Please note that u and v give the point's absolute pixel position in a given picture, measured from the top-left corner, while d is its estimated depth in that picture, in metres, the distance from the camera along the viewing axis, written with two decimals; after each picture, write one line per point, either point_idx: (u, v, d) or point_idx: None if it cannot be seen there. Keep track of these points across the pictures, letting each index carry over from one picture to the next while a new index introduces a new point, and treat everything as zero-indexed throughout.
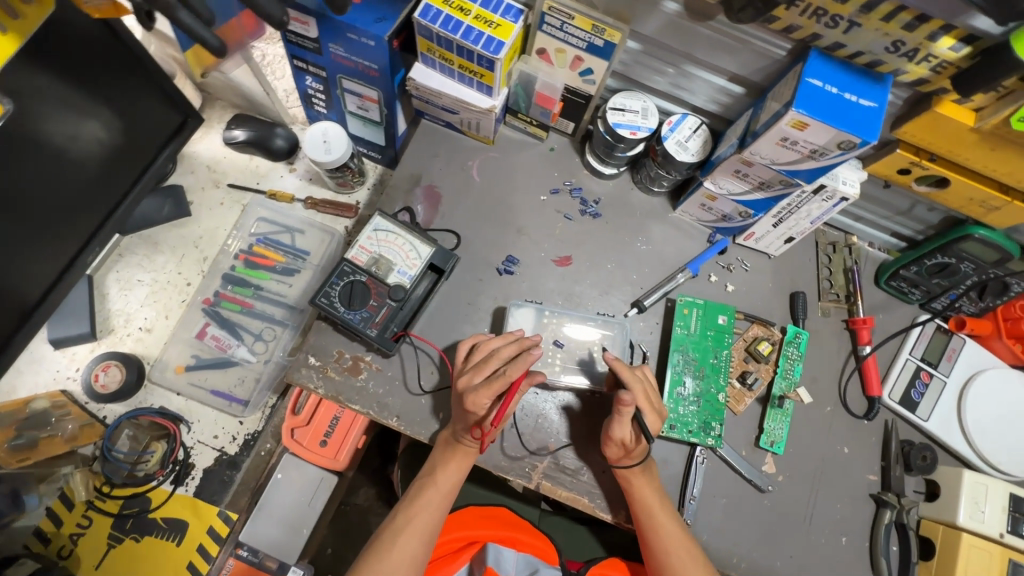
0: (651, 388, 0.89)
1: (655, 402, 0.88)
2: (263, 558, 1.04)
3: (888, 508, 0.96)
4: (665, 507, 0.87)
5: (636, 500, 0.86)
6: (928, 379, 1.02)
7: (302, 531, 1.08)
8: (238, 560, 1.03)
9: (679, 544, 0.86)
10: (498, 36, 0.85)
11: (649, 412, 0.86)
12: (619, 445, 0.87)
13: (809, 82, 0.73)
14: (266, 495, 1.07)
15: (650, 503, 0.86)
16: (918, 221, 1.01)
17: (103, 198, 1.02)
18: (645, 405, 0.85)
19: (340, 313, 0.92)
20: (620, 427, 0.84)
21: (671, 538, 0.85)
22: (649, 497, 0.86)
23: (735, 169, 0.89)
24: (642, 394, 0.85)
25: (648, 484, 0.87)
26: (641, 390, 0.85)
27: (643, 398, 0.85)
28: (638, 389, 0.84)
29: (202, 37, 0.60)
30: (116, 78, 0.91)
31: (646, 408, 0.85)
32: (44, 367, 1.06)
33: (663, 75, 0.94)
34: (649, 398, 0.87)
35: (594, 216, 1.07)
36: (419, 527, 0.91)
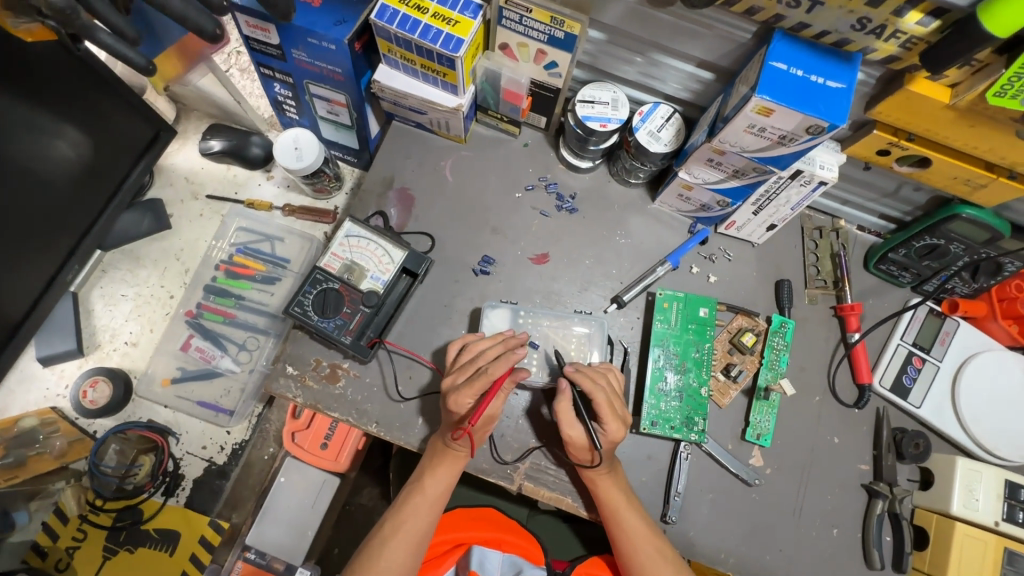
0: (616, 395, 0.87)
1: (619, 411, 0.86)
2: (269, 560, 1.07)
3: (880, 499, 0.94)
4: (633, 502, 0.87)
5: (605, 498, 0.85)
6: (920, 364, 1.00)
7: (308, 532, 1.11)
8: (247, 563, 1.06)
9: (651, 540, 0.85)
10: (456, 33, 0.83)
11: (608, 420, 0.83)
12: (579, 448, 0.86)
13: (773, 66, 0.70)
14: (271, 498, 1.10)
15: (619, 500, 0.85)
16: (905, 202, 0.97)
17: (77, 217, 1.02)
18: (606, 414, 0.83)
19: (314, 321, 0.92)
20: (570, 427, 0.85)
21: (641, 537, 0.85)
22: (616, 497, 0.85)
23: (708, 158, 0.87)
24: (600, 402, 0.83)
25: (616, 482, 0.86)
26: (602, 400, 0.83)
27: (602, 406, 0.83)
28: (599, 399, 0.83)
29: (126, 55, 0.66)
30: (79, 96, 0.91)
31: (605, 416, 0.83)
32: (35, 385, 1.07)
33: (631, 64, 0.91)
34: (612, 407, 0.85)
35: (570, 211, 1.06)
36: (407, 534, 0.89)
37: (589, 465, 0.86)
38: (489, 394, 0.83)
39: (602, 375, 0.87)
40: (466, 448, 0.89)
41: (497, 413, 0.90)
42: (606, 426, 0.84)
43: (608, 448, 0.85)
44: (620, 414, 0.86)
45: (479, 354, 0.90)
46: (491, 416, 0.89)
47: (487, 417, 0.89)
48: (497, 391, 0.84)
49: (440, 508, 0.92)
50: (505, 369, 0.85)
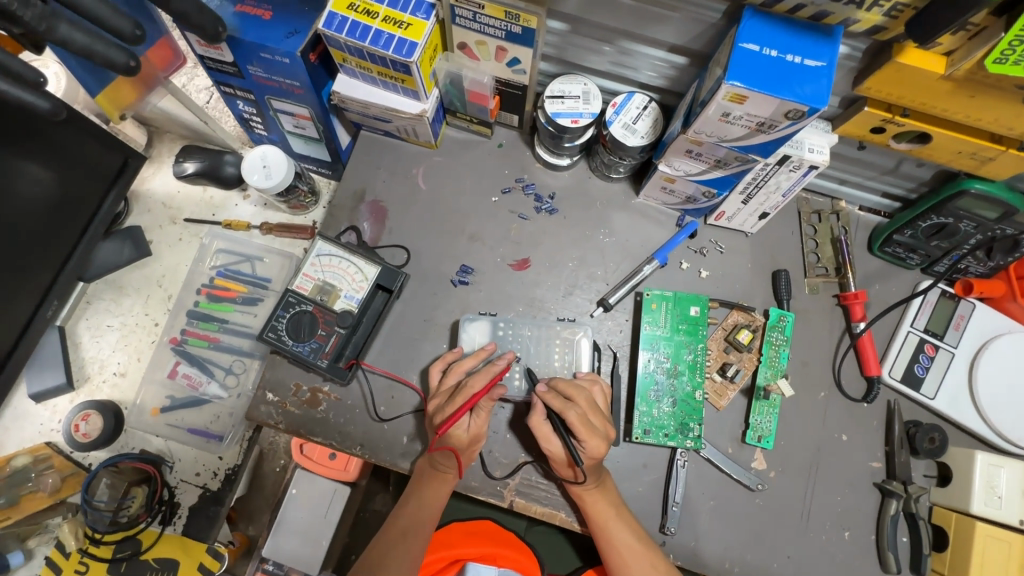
0: (595, 410, 0.83)
1: (599, 427, 0.82)
2: (287, 569, 1.21)
3: (894, 498, 0.88)
4: (623, 514, 0.83)
5: (592, 511, 0.82)
6: (933, 352, 0.93)
7: (321, 542, 1.21)
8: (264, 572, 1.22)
9: (643, 553, 0.81)
10: (409, 37, 0.79)
11: (586, 438, 0.80)
12: (563, 463, 0.83)
13: (744, 48, 0.64)
14: (284, 511, 1.22)
15: (608, 512, 0.82)
16: (910, 178, 0.89)
17: (52, 253, 1.01)
18: (581, 431, 0.79)
19: (289, 346, 0.90)
20: (548, 442, 0.83)
21: (631, 552, 0.81)
22: (605, 510, 0.82)
23: (686, 149, 0.81)
24: (572, 421, 0.79)
25: (603, 495, 0.83)
26: (575, 418, 0.79)
27: (575, 424, 0.79)
28: (571, 417, 0.79)
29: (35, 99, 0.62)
30: (35, 132, 0.89)
31: (581, 433, 0.80)
32: (29, 421, 1.08)
33: (600, 54, 0.86)
34: (589, 423, 0.81)
35: (550, 212, 1.01)
36: (394, 559, 0.86)
37: (574, 481, 0.83)
38: (462, 408, 0.81)
39: (579, 392, 0.84)
40: (453, 467, 0.86)
41: (484, 432, 0.87)
42: (585, 443, 0.80)
43: (590, 463, 0.82)
44: (601, 429, 0.82)
45: (464, 374, 0.87)
46: (475, 435, 0.86)
47: (470, 437, 0.86)
48: (470, 408, 0.81)
49: (431, 528, 0.90)
50: (483, 386, 0.84)
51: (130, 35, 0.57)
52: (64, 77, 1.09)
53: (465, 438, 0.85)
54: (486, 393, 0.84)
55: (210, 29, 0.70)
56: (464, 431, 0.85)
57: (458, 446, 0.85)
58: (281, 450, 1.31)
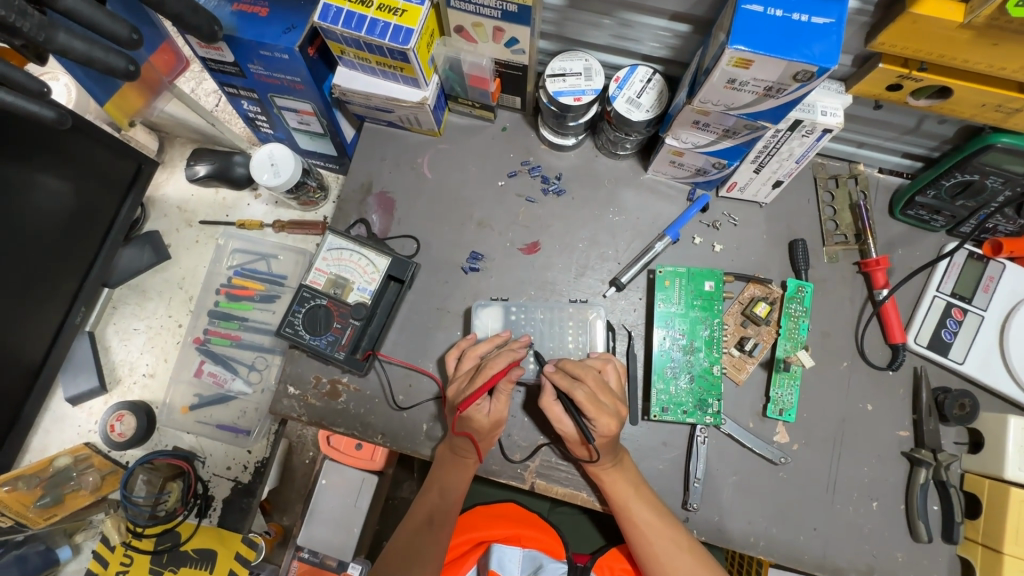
0: (604, 389, 0.82)
1: (608, 404, 0.82)
2: (322, 558, 1.24)
3: (924, 467, 0.86)
4: (643, 492, 0.83)
5: (612, 490, 0.83)
6: (961, 316, 0.90)
7: (353, 530, 1.24)
8: (301, 561, 1.25)
9: (665, 530, 0.82)
10: (405, 24, 0.78)
11: (596, 416, 0.79)
12: (579, 445, 0.84)
13: (747, 10, 0.62)
14: (316, 500, 1.26)
15: (626, 490, 0.82)
16: (931, 136, 0.86)
17: (75, 262, 1.04)
18: (591, 409, 0.79)
19: (306, 340, 0.91)
20: (560, 423, 0.84)
21: (651, 528, 0.81)
22: (623, 488, 0.82)
23: (693, 121, 0.79)
24: (580, 400, 0.79)
25: (621, 474, 0.83)
26: (583, 397, 0.79)
27: (583, 403, 0.79)
28: (579, 397, 0.79)
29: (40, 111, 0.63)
30: (47, 143, 0.91)
31: (590, 412, 0.79)
32: (68, 424, 1.13)
33: (600, 28, 0.84)
34: (598, 401, 0.81)
35: (558, 194, 1.00)
36: (422, 546, 0.88)
37: (589, 461, 0.83)
38: (478, 390, 0.82)
39: (589, 371, 0.83)
40: (472, 453, 0.87)
41: (504, 416, 0.87)
42: (595, 422, 0.80)
43: (603, 443, 0.81)
44: (611, 407, 0.82)
45: (479, 359, 0.88)
46: (497, 420, 0.87)
47: (492, 422, 0.86)
48: (487, 388, 0.82)
49: (455, 511, 0.91)
50: (501, 368, 0.84)
51: (127, 39, 0.57)
52: (74, 88, 1.12)
53: (486, 423, 0.86)
54: (504, 374, 0.84)
55: (205, 29, 0.70)
56: (484, 416, 0.86)
57: (479, 433, 0.86)
58: (309, 442, 1.35)
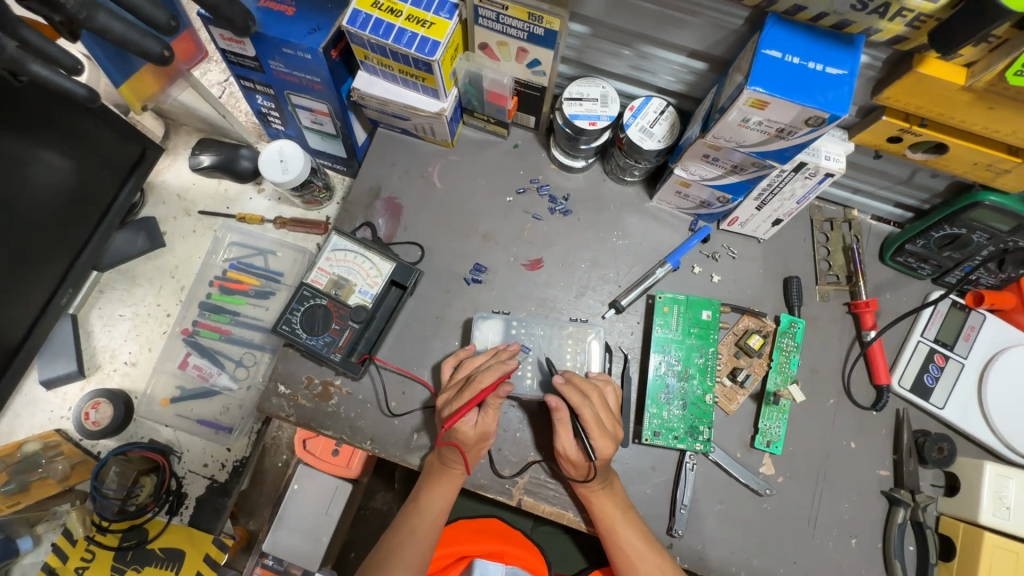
0: (607, 411, 0.84)
1: (609, 426, 0.83)
2: (286, 566, 1.19)
3: (902, 507, 0.88)
4: (631, 516, 0.83)
5: (601, 509, 0.82)
6: (943, 362, 0.93)
7: (322, 539, 1.21)
8: (265, 569, 1.18)
9: (651, 553, 0.82)
10: (432, 36, 0.80)
11: (597, 437, 0.81)
12: (573, 464, 0.83)
13: (766, 54, 0.65)
14: (287, 507, 1.22)
15: (615, 514, 0.82)
16: (923, 189, 0.90)
17: (67, 242, 1.02)
18: (595, 429, 0.81)
19: (303, 339, 0.90)
20: (562, 441, 0.83)
21: (637, 555, 0.81)
22: (611, 512, 0.82)
23: (703, 154, 0.81)
24: (586, 418, 0.80)
25: (611, 497, 0.83)
26: (590, 416, 0.81)
27: (589, 422, 0.80)
28: (585, 414, 0.80)
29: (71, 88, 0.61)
30: (53, 120, 0.89)
31: (593, 432, 0.81)
32: (40, 408, 1.09)
33: (619, 58, 0.86)
34: (601, 422, 0.82)
35: (564, 214, 1.01)
36: (403, 559, 0.84)
37: (583, 482, 0.83)
38: (468, 404, 0.82)
39: (594, 390, 0.85)
40: (462, 464, 0.86)
41: (492, 429, 0.87)
42: (596, 443, 0.81)
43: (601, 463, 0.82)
44: (610, 429, 0.83)
45: (475, 369, 0.88)
46: (483, 433, 0.86)
47: (477, 434, 0.86)
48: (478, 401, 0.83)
49: (439, 525, 0.88)
50: (490, 382, 0.84)
51: (165, 26, 0.57)
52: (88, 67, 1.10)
53: (472, 435, 0.86)
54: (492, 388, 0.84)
55: (237, 21, 0.71)
56: (470, 428, 0.85)
57: (465, 443, 0.86)
58: (285, 445, 1.32)
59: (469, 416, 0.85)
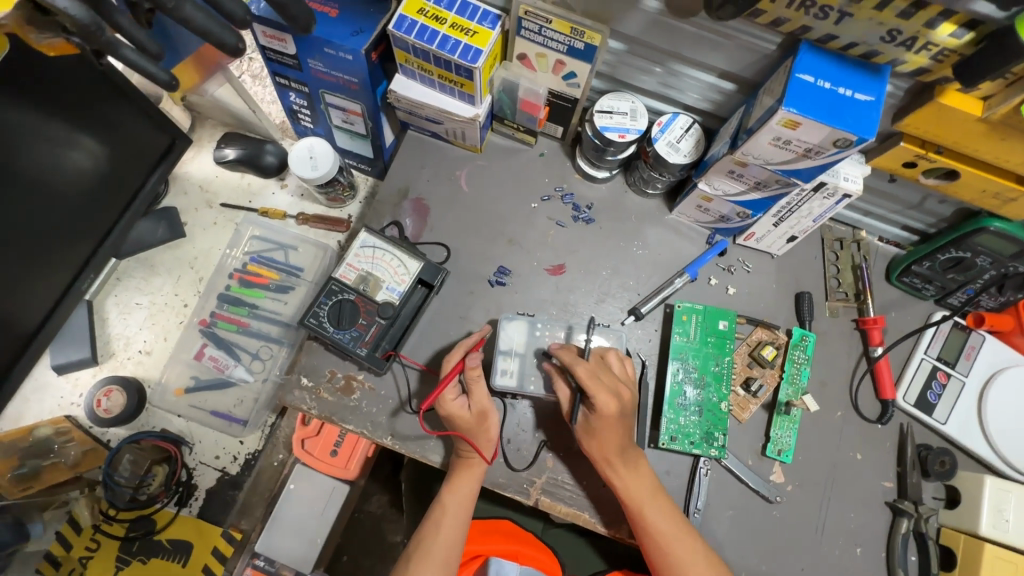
0: (605, 370, 0.87)
1: (608, 384, 0.85)
2: (277, 567, 1.09)
3: (905, 517, 0.91)
4: (659, 499, 0.85)
5: (630, 493, 0.83)
6: (945, 380, 0.98)
7: (316, 540, 1.12)
8: (254, 570, 1.08)
9: (680, 537, 0.83)
10: (475, 44, 0.83)
11: (595, 392, 0.82)
12: (585, 433, 0.86)
13: (800, 78, 0.69)
14: (280, 506, 1.12)
15: (642, 496, 0.83)
16: (931, 214, 0.95)
17: (92, 228, 1.02)
18: (591, 385, 0.82)
19: (330, 333, 0.91)
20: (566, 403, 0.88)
21: (668, 539, 0.82)
22: (637, 493, 0.83)
23: (729, 170, 0.85)
24: (580, 374, 0.83)
25: (637, 479, 0.85)
26: (583, 372, 0.83)
27: (583, 377, 0.83)
28: (579, 371, 0.83)
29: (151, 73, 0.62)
30: (93, 105, 0.90)
31: (590, 387, 0.82)
32: (49, 394, 1.07)
33: (650, 74, 0.90)
34: (599, 379, 0.84)
35: (587, 222, 1.04)
36: (429, 556, 0.85)
37: (604, 463, 0.84)
38: (444, 382, 0.88)
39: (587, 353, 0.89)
40: (476, 452, 0.87)
41: (488, 406, 0.89)
42: (595, 398, 0.82)
43: (604, 420, 0.83)
44: (612, 387, 0.85)
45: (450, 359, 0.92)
46: (480, 412, 0.88)
47: (476, 415, 0.88)
48: (454, 377, 0.88)
49: (467, 520, 0.88)
50: (458, 360, 0.90)
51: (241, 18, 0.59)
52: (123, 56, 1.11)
53: (470, 417, 0.88)
54: (462, 365, 0.89)
55: (300, 20, 0.73)
56: (465, 410, 0.88)
57: (468, 429, 0.87)
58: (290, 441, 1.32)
59: (458, 399, 0.89)
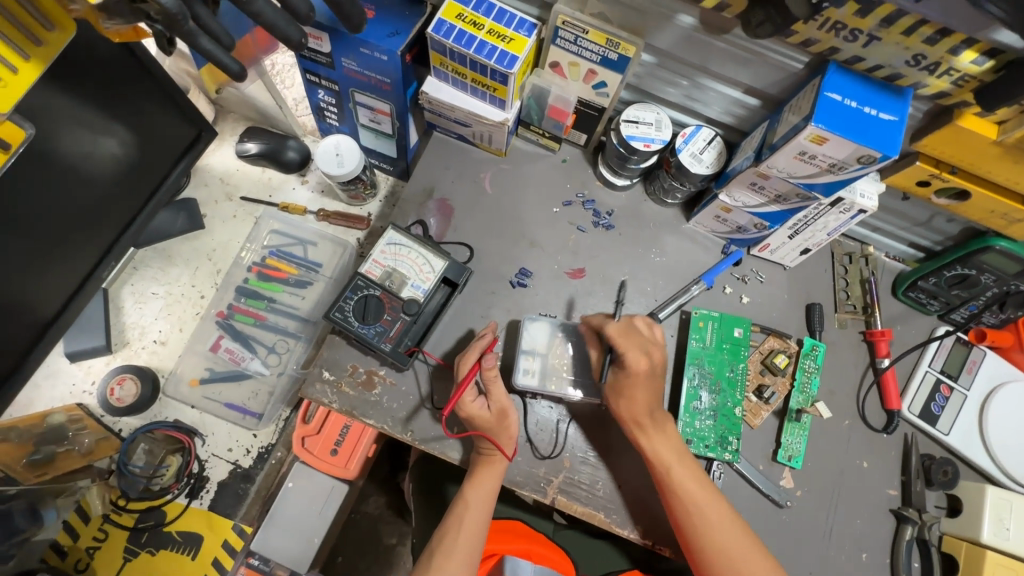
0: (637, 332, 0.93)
1: (640, 342, 0.90)
2: (272, 567, 1.05)
3: (910, 524, 0.94)
4: (685, 461, 0.87)
5: (659, 449, 0.87)
6: (948, 392, 1.01)
7: (313, 540, 1.07)
8: (249, 570, 1.04)
9: (707, 501, 0.84)
10: (511, 50, 0.85)
11: (627, 348, 0.88)
12: (618, 395, 0.90)
13: (828, 96, 0.72)
14: (277, 505, 1.06)
15: (669, 455, 0.86)
16: (938, 232, 0.99)
17: (116, 216, 1.02)
18: (622, 341, 0.89)
19: (354, 328, 0.92)
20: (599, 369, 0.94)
21: (695, 501, 0.84)
22: (664, 451, 0.87)
23: (751, 182, 0.89)
24: (612, 332, 0.90)
25: (666, 440, 0.88)
26: (617, 330, 0.90)
27: (615, 335, 0.89)
28: (611, 329, 0.90)
29: (224, 62, 0.62)
30: (131, 93, 0.90)
31: (621, 344, 0.89)
32: (60, 380, 1.07)
33: (676, 87, 0.93)
34: (632, 337, 0.90)
35: (606, 228, 1.07)
36: (450, 552, 0.86)
37: (635, 425, 0.88)
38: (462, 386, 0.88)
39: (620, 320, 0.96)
40: (497, 449, 0.88)
41: (507, 404, 0.90)
42: (626, 354, 0.88)
43: (636, 375, 0.88)
44: (644, 345, 0.90)
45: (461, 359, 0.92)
46: (501, 411, 0.90)
47: (496, 414, 0.89)
48: (471, 379, 0.88)
49: (488, 516, 0.89)
50: (474, 361, 0.90)
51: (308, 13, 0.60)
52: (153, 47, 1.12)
53: (491, 416, 0.89)
54: (479, 366, 0.90)
55: (353, 19, 0.73)
56: (485, 410, 0.89)
57: (490, 428, 0.88)
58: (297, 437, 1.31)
59: (477, 400, 0.90)
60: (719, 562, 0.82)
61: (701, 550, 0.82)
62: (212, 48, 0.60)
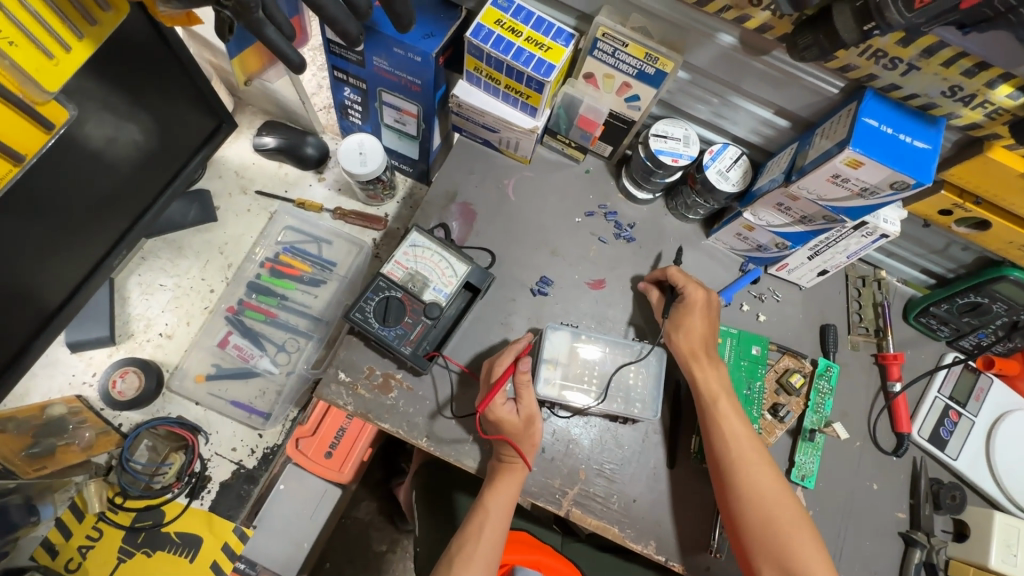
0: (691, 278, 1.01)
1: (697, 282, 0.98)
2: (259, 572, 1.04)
3: (918, 548, 0.95)
4: (732, 398, 0.92)
5: (705, 389, 0.92)
6: (957, 418, 1.03)
7: (302, 545, 1.06)
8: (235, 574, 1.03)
9: (747, 437, 0.89)
10: (549, 59, 0.85)
11: (686, 284, 0.96)
12: (682, 334, 0.95)
13: (865, 122, 0.74)
14: (267, 507, 1.05)
15: (718, 388, 0.92)
16: (952, 259, 1.01)
17: (130, 205, 0.99)
18: (680, 277, 0.96)
19: (374, 329, 0.91)
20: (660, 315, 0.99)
21: (737, 433, 0.89)
22: (714, 386, 0.92)
23: (777, 202, 0.90)
24: (671, 271, 0.97)
25: (716, 374, 0.93)
26: (676, 270, 0.97)
27: (674, 273, 0.97)
28: (669, 270, 0.98)
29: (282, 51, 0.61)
30: (160, 80, 0.88)
31: (680, 281, 0.96)
32: (59, 370, 1.03)
33: (706, 104, 0.94)
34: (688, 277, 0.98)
35: (628, 240, 1.07)
36: (468, 559, 0.85)
37: (692, 357, 0.94)
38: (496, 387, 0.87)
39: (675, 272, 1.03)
40: (519, 456, 0.87)
41: (535, 412, 0.90)
42: (685, 289, 0.96)
43: (694, 308, 0.95)
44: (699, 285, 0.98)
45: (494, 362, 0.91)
46: (528, 417, 0.90)
47: (524, 420, 0.89)
48: (504, 382, 0.87)
49: (506, 524, 0.89)
50: (510, 363, 0.90)
51: None
52: None
53: (519, 421, 0.89)
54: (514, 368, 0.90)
55: (403, 18, 0.75)
56: (513, 414, 0.89)
57: (516, 433, 0.88)
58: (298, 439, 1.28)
59: (507, 404, 0.90)
60: (749, 496, 0.85)
61: (734, 481, 0.86)
62: (273, 37, 0.59)
